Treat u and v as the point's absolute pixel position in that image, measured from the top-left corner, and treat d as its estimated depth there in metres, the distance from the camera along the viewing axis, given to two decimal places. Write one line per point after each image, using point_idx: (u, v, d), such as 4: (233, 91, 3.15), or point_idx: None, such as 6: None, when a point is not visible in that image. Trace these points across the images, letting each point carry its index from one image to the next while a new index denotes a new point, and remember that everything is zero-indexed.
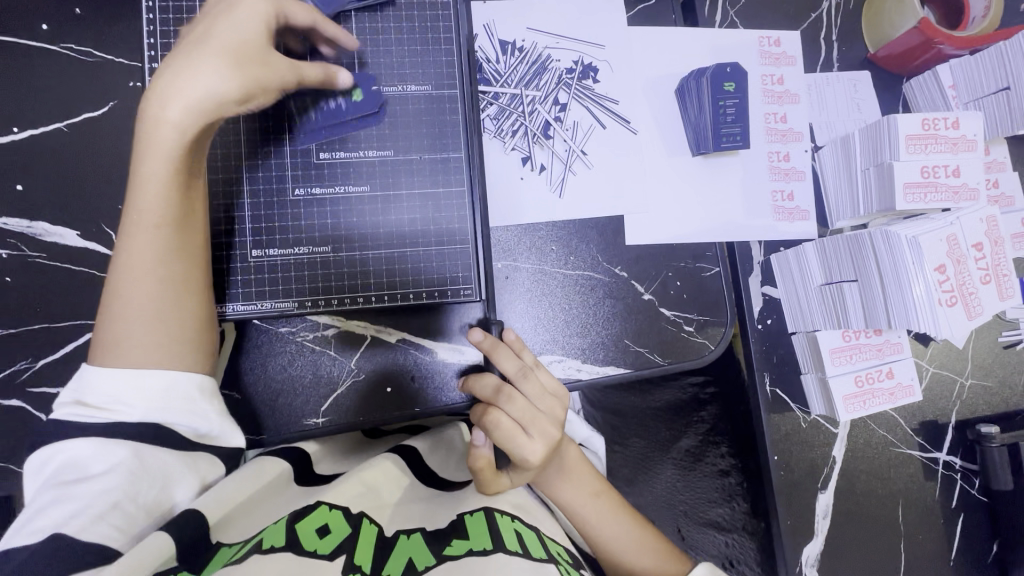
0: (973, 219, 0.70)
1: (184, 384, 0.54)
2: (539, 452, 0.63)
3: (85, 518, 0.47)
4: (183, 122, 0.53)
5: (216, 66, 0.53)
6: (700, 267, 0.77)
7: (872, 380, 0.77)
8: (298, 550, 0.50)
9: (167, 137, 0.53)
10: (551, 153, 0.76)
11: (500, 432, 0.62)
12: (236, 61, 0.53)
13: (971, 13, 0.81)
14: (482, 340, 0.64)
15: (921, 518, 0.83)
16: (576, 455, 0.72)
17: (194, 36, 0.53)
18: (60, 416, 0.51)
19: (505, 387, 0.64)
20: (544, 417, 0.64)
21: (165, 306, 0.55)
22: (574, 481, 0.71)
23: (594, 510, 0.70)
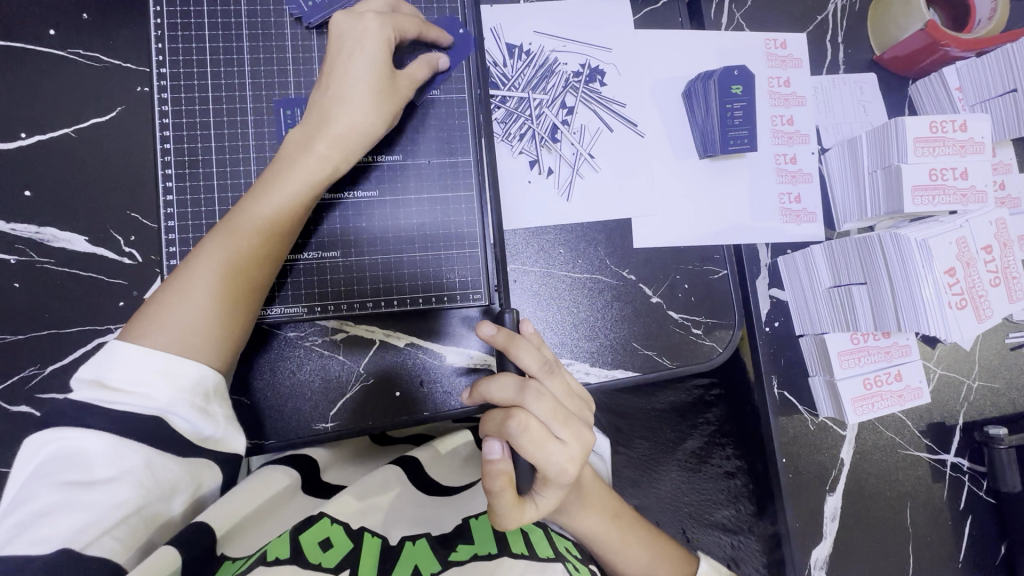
0: (981, 222, 0.70)
1: (206, 380, 0.54)
2: (572, 457, 0.57)
3: (92, 533, 0.48)
4: (315, 168, 0.59)
5: (379, 112, 0.60)
6: (708, 270, 0.77)
7: (880, 382, 0.77)
8: (299, 563, 0.52)
9: (313, 167, 0.59)
10: (559, 156, 0.76)
11: (527, 438, 0.55)
12: (390, 113, 0.61)
13: (977, 16, 0.81)
14: (496, 335, 0.58)
15: (929, 519, 0.83)
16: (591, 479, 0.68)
17: (349, 75, 0.59)
18: (79, 399, 0.50)
19: (530, 383, 0.56)
20: (574, 419, 0.58)
21: (221, 309, 0.56)
22: (593, 507, 0.67)
23: (617, 535, 0.68)
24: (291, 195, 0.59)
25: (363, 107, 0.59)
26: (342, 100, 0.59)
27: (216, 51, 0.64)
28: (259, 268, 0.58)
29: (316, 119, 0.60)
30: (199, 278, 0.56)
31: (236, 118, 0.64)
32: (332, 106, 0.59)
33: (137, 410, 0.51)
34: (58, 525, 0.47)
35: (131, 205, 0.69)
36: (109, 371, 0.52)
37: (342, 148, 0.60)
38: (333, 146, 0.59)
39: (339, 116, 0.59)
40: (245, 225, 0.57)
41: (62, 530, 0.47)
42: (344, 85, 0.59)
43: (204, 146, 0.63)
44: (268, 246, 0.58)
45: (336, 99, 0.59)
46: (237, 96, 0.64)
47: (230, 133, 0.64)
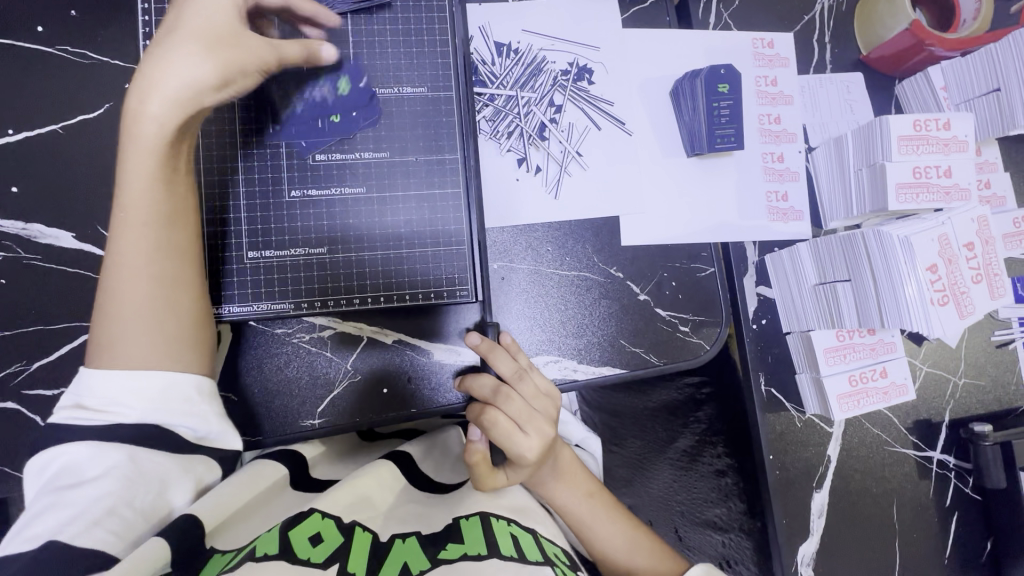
0: (964, 219, 0.70)
1: (183, 386, 0.54)
2: (534, 449, 0.63)
3: (79, 525, 0.47)
4: (163, 115, 0.54)
5: (210, 57, 0.55)
6: (696, 267, 0.77)
7: (866, 379, 0.77)
8: (289, 558, 0.51)
9: (149, 130, 0.54)
10: (547, 154, 0.76)
11: (494, 431, 0.63)
12: (230, 57, 0.55)
13: (962, 16, 0.82)
14: (479, 343, 0.63)
15: (915, 516, 0.83)
16: (569, 456, 0.72)
17: (180, 21, 0.56)
18: (56, 420, 0.51)
19: (502, 388, 0.63)
20: (541, 416, 0.64)
21: (157, 312, 0.55)
22: (569, 481, 0.71)
23: (590, 510, 0.70)
24: (147, 170, 0.55)
25: (187, 52, 0.54)
26: (160, 57, 0.54)
27: None
28: (188, 259, 0.57)
29: (143, 79, 0.54)
30: (127, 291, 0.55)
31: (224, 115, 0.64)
32: (155, 63, 0.54)
33: (114, 425, 0.51)
34: (47, 520, 0.47)
35: None
36: (85, 393, 0.52)
37: (188, 105, 0.55)
38: (164, 102, 0.54)
39: (162, 68, 0.54)
40: (141, 229, 0.56)
41: (49, 524, 0.47)
42: (165, 38, 0.55)
43: None
44: (175, 231, 0.57)
45: (158, 51, 0.54)
46: None
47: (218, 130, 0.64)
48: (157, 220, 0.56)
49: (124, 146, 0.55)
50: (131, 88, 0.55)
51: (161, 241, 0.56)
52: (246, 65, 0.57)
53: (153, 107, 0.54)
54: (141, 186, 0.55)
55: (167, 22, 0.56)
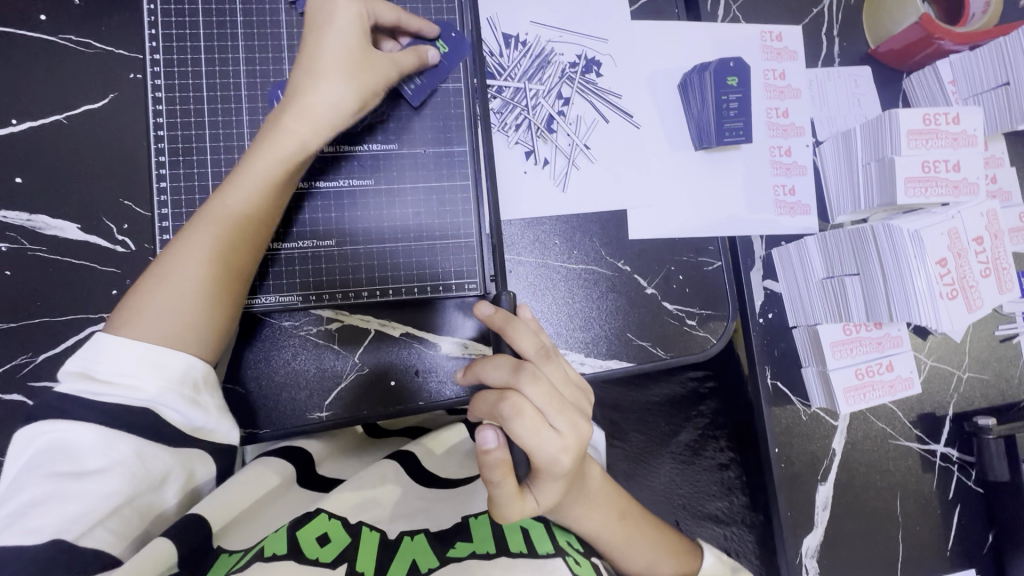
0: (974, 213, 0.71)
1: (195, 370, 0.54)
2: (564, 445, 0.56)
3: (84, 523, 0.48)
4: (308, 138, 0.59)
5: (352, 85, 0.59)
6: (703, 261, 0.77)
7: (872, 373, 0.77)
8: (297, 558, 0.52)
9: (286, 146, 0.58)
10: (555, 147, 0.76)
11: (521, 421, 0.54)
12: (367, 86, 0.60)
13: (971, 10, 0.81)
14: (493, 315, 0.58)
15: (919, 508, 0.84)
16: (599, 477, 0.65)
17: (319, 48, 0.58)
18: (65, 391, 0.50)
19: (525, 366, 0.56)
20: (569, 407, 0.57)
21: (199, 301, 0.55)
22: (598, 508, 0.64)
23: (622, 534, 0.66)
24: (266, 175, 0.58)
25: (329, 79, 0.58)
26: (306, 84, 0.58)
27: (210, 37, 0.63)
28: (240, 254, 0.58)
29: (287, 97, 0.59)
30: (180, 264, 0.55)
31: (230, 106, 0.64)
32: (306, 85, 0.58)
33: (123, 401, 0.51)
34: (49, 516, 0.47)
35: (124, 193, 0.68)
36: (95, 362, 0.52)
37: (310, 122, 0.59)
38: (305, 121, 0.58)
39: (309, 91, 0.58)
40: (226, 210, 0.57)
41: (53, 520, 0.47)
42: (312, 61, 0.59)
43: (197, 134, 0.63)
44: (247, 232, 0.58)
45: (306, 73, 0.59)
46: (232, 84, 0.64)
47: (224, 120, 0.63)
48: (238, 207, 0.57)
49: (259, 151, 0.58)
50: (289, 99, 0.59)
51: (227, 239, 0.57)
52: (375, 91, 0.61)
53: (301, 127, 0.59)
54: (242, 186, 0.57)
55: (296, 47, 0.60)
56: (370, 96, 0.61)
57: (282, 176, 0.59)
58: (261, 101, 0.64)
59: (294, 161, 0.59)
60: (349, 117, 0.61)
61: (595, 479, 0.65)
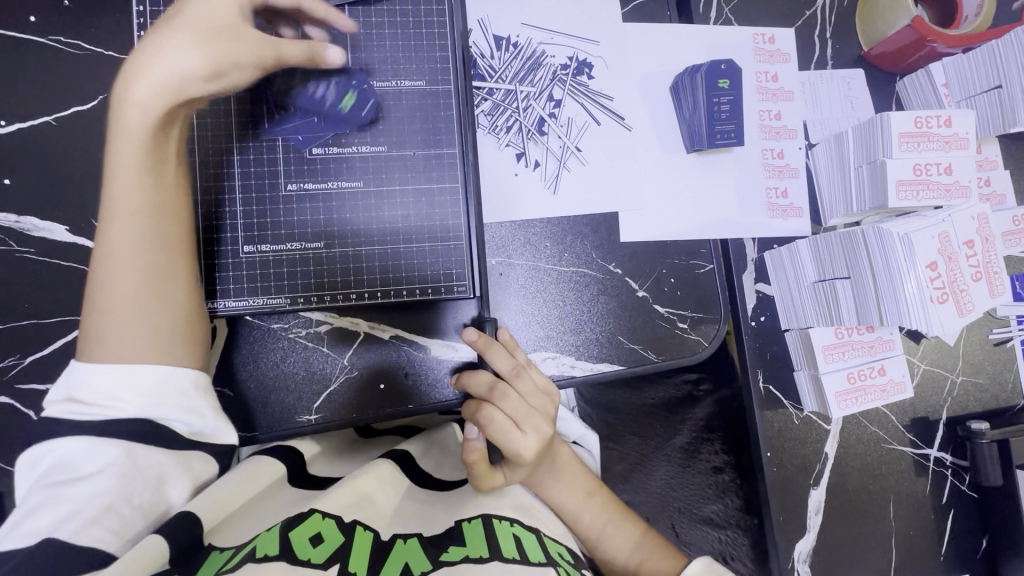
0: (965, 217, 0.70)
1: (180, 379, 0.55)
2: (531, 447, 0.64)
3: (76, 523, 0.48)
4: (148, 103, 0.55)
5: (198, 50, 0.55)
6: (695, 264, 0.77)
7: (865, 377, 0.77)
8: (290, 557, 0.51)
9: (133, 121, 0.55)
10: (546, 149, 0.75)
11: (493, 428, 0.63)
12: (218, 49, 0.56)
13: (964, 12, 0.81)
14: (476, 339, 0.64)
15: (912, 512, 0.84)
16: (568, 455, 0.73)
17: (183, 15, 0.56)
18: (51, 414, 0.51)
19: (499, 385, 0.63)
20: (537, 413, 0.65)
21: (149, 305, 0.56)
22: (567, 479, 0.71)
23: (590, 511, 0.71)
24: (136, 159, 0.56)
25: (173, 43, 0.55)
26: (149, 47, 0.55)
27: None
28: (173, 250, 0.58)
29: (130, 66, 0.55)
30: (126, 274, 0.56)
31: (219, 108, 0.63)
32: (145, 57, 0.55)
33: (114, 415, 0.52)
34: (47, 517, 0.47)
35: None
36: (79, 387, 0.53)
37: (172, 93, 0.56)
38: (152, 90, 0.55)
39: (150, 57, 0.55)
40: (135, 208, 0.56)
41: (47, 521, 0.47)
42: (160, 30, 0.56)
43: None
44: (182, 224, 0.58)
45: (146, 44, 0.55)
46: None
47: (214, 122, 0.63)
48: (136, 202, 0.56)
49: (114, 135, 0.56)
50: (127, 73, 0.55)
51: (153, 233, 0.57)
52: (234, 55, 0.57)
53: (137, 95, 0.55)
54: (128, 176, 0.56)
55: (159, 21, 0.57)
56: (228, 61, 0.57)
57: (147, 155, 0.56)
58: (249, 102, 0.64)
59: (150, 137, 0.56)
60: (203, 81, 0.57)
61: (564, 456, 0.72)
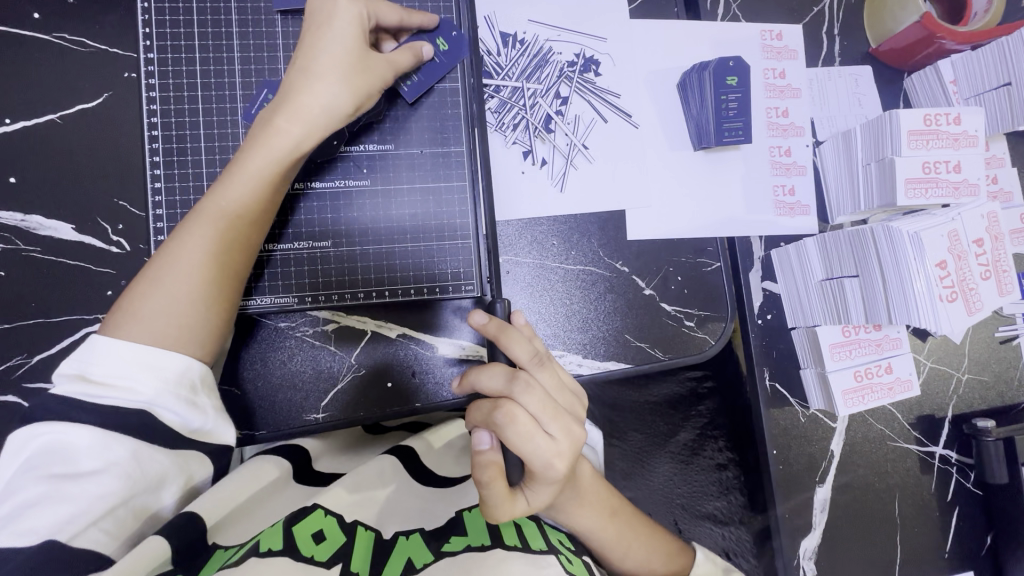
0: (974, 215, 0.70)
1: (192, 371, 0.54)
2: (558, 450, 0.56)
3: (77, 525, 0.48)
4: (298, 138, 0.58)
5: (347, 86, 0.58)
6: (701, 262, 0.77)
7: (871, 375, 0.77)
8: (292, 555, 0.52)
9: (278, 144, 0.57)
10: (553, 147, 0.75)
11: (513, 430, 0.54)
12: (362, 89, 0.59)
13: (973, 9, 0.80)
14: (487, 324, 0.58)
15: (918, 510, 0.84)
16: (591, 476, 0.66)
17: (325, 44, 0.57)
18: (60, 393, 0.50)
19: (519, 375, 0.56)
20: (564, 413, 0.57)
21: (203, 300, 0.55)
22: (591, 505, 0.66)
23: (616, 534, 0.67)
24: (260, 173, 0.57)
25: (330, 82, 0.57)
26: (303, 82, 0.57)
27: (204, 36, 0.63)
28: (238, 252, 0.57)
29: (283, 95, 0.58)
30: (188, 262, 0.55)
31: (224, 105, 0.63)
32: (302, 82, 0.57)
33: (119, 403, 0.50)
34: (44, 517, 0.47)
35: (119, 193, 0.68)
36: (91, 364, 0.51)
37: (306, 123, 0.58)
38: (299, 122, 0.57)
39: (306, 90, 0.57)
40: (223, 209, 0.57)
41: (46, 522, 0.47)
42: (311, 62, 0.57)
43: (192, 133, 0.63)
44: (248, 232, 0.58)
45: (304, 73, 0.57)
46: (227, 83, 0.63)
47: (219, 120, 0.63)
48: (235, 206, 0.57)
49: (252, 147, 0.57)
50: (283, 98, 0.58)
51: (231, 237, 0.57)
52: (371, 93, 0.60)
53: (291, 128, 0.57)
54: (239, 182, 0.57)
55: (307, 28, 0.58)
56: (365, 99, 0.60)
57: (275, 176, 0.58)
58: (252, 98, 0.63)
59: (285, 164, 0.58)
60: (342, 119, 0.59)
61: (588, 478, 0.66)
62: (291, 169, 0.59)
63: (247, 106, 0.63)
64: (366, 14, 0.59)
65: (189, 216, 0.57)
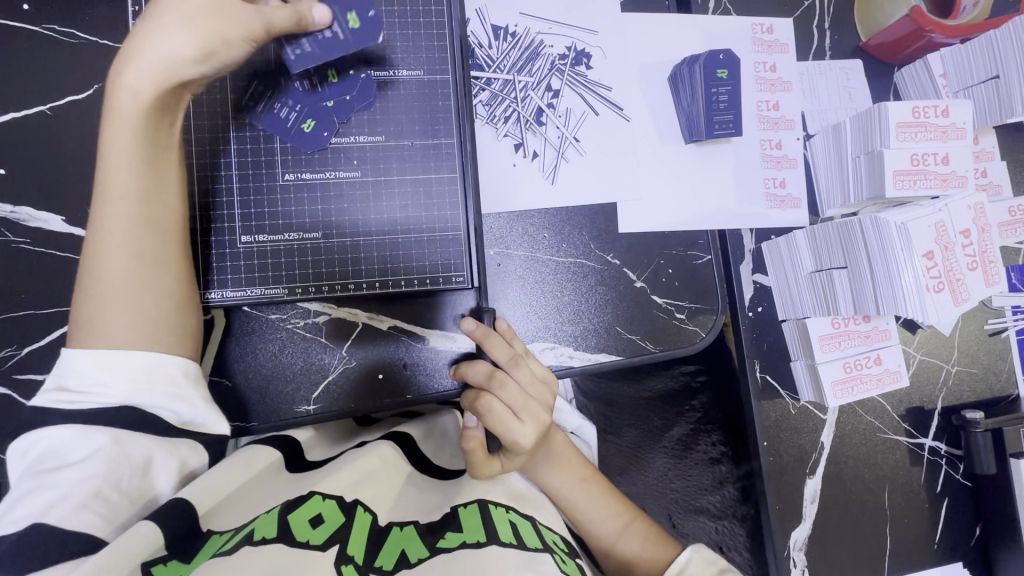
0: (960, 206, 0.70)
1: (171, 366, 0.55)
2: (530, 437, 0.63)
3: (64, 507, 0.47)
4: (139, 86, 0.52)
5: (188, 26, 0.52)
6: (692, 255, 0.77)
7: (860, 366, 0.77)
8: (290, 536, 0.51)
9: (122, 102, 0.53)
10: (544, 139, 0.75)
11: (490, 416, 0.63)
12: (211, 25, 0.52)
13: (962, 3, 0.81)
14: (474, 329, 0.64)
15: (908, 501, 0.84)
16: (565, 442, 0.73)
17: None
18: (40, 403, 0.51)
19: (497, 372, 0.64)
20: (537, 403, 0.64)
21: (133, 293, 0.55)
22: (563, 468, 0.71)
23: (585, 496, 0.71)
24: (119, 144, 0.54)
25: (170, 28, 0.51)
26: (147, 28, 0.52)
27: None
28: (154, 235, 0.56)
29: (122, 55, 0.53)
30: (106, 263, 0.55)
31: (214, 97, 0.63)
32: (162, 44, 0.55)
33: (103, 407, 0.52)
34: (32, 503, 0.47)
35: None
36: (70, 375, 0.52)
37: (167, 76, 0.53)
38: (139, 66, 0.52)
39: (145, 37, 0.52)
40: (113, 198, 0.55)
41: (33, 507, 0.47)
42: (149, 9, 0.52)
43: (182, 124, 0.62)
44: (160, 218, 0.56)
45: (145, 26, 0.52)
46: (217, 73, 0.63)
47: (209, 109, 0.62)
48: (121, 190, 0.55)
49: (103, 120, 0.54)
50: (113, 56, 0.53)
51: (138, 221, 0.55)
52: (229, 30, 0.53)
53: (129, 78, 0.52)
54: (112, 163, 0.54)
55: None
56: (265, 56, 0.59)
57: (140, 134, 0.54)
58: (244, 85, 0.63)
59: (142, 122, 0.54)
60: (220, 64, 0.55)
61: (562, 445, 0.72)
62: (162, 124, 0.55)
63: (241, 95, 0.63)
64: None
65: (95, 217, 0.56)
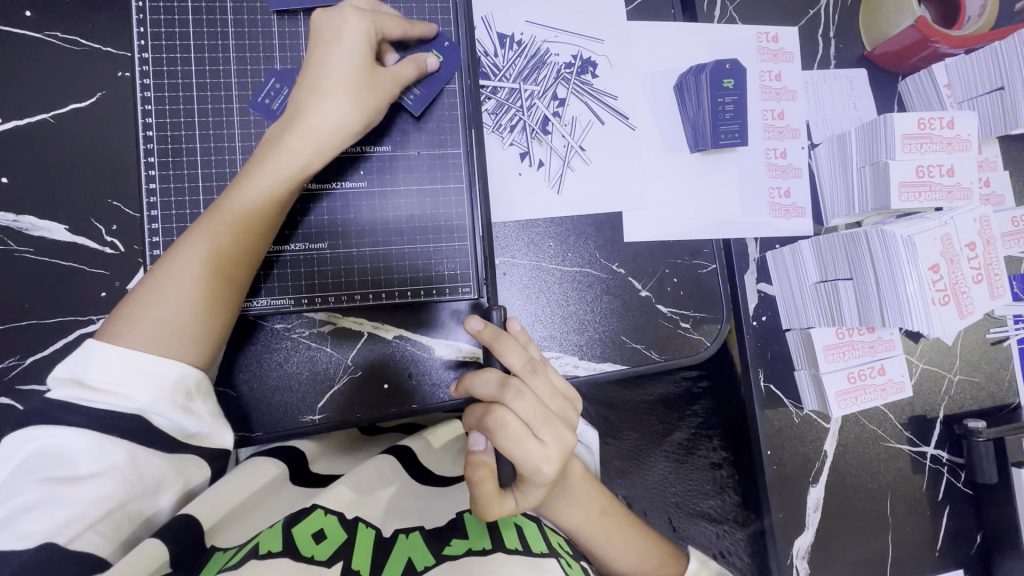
0: (966, 219, 0.71)
1: (188, 378, 0.53)
2: (550, 459, 0.56)
3: (75, 528, 0.47)
4: (303, 149, 0.58)
5: (357, 107, 0.59)
6: (697, 264, 0.77)
7: (864, 377, 0.77)
8: (292, 555, 0.52)
9: (289, 159, 0.58)
10: (550, 148, 0.75)
11: (504, 434, 0.55)
12: (371, 106, 0.60)
13: (967, 13, 0.81)
14: (482, 331, 0.58)
15: (909, 509, 0.85)
16: (581, 474, 0.67)
17: (329, 67, 0.58)
18: (58, 397, 0.50)
19: (511, 382, 0.57)
20: (556, 419, 0.58)
21: (201, 310, 0.55)
22: (580, 503, 0.66)
23: (603, 530, 0.67)
24: (267, 189, 0.57)
25: (340, 102, 0.58)
26: (316, 98, 0.58)
27: (200, 36, 0.62)
28: (239, 263, 0.57)
29: (292, 113, 0.58)
30: (187, 272, 0.55)
31: (220, 106, 0.63)
32: (306, 99, 0.58)
33: (115, 409, 0.50)
34: (40, 521, 0.46)
35: (113, 193, 0.67)
36: (87, 369, 0.51)
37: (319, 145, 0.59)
38: (310, 141, 0.58)
39: (314, 110, 0.58)
40: (227, 217, 0.56)
41: (46, 525, 0.46)
42: (321, 80, 0.58)
43: (187, 134, 0.62)
44: (246, 244, 0.57)
45: (312, 93, 0.58)
46: (222, 83, 0.63)
47: (214, 121, 0.63)
48: (240, 216, 0.57)
49: (263, 161, 0.57)
50: (293, 115, 0.58)
51: (235, 250, 0.57)
52: (379, 111, 0.61)
53: (299, 143, 0.58)
54: (247, 193, 0.57)
55: (315, 48, 0.59)
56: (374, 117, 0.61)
57: (282, 193, 0.58)
58: (250, 90, 0.63)
59: (290, 178, 0.58)
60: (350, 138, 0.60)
61: (579, 476, 0.67)
62: (297, 187, 0.59)
63: (253, 96, 0.63)
64: (370, 25, 0.59)
65: (197, 224, 0.57)
